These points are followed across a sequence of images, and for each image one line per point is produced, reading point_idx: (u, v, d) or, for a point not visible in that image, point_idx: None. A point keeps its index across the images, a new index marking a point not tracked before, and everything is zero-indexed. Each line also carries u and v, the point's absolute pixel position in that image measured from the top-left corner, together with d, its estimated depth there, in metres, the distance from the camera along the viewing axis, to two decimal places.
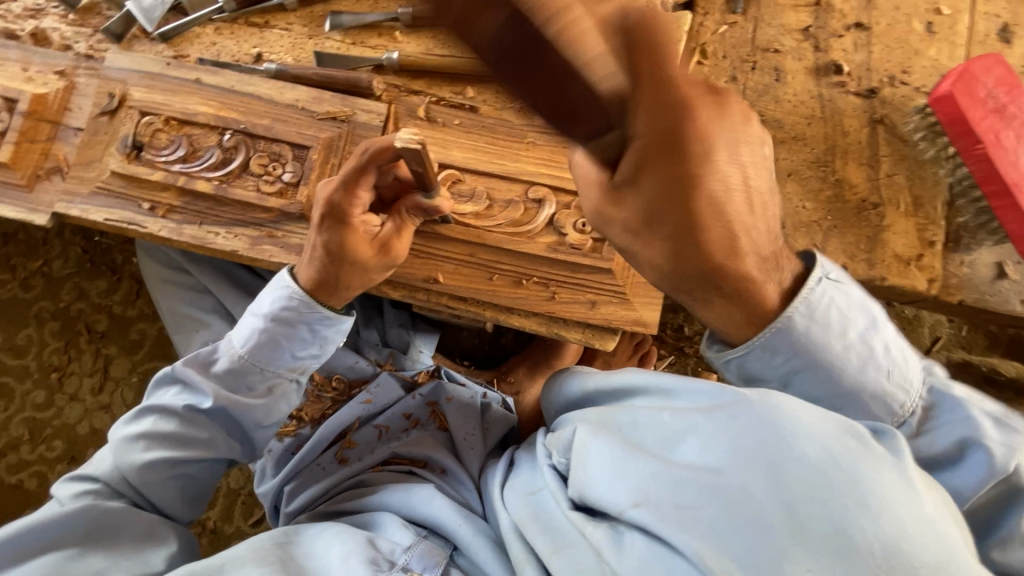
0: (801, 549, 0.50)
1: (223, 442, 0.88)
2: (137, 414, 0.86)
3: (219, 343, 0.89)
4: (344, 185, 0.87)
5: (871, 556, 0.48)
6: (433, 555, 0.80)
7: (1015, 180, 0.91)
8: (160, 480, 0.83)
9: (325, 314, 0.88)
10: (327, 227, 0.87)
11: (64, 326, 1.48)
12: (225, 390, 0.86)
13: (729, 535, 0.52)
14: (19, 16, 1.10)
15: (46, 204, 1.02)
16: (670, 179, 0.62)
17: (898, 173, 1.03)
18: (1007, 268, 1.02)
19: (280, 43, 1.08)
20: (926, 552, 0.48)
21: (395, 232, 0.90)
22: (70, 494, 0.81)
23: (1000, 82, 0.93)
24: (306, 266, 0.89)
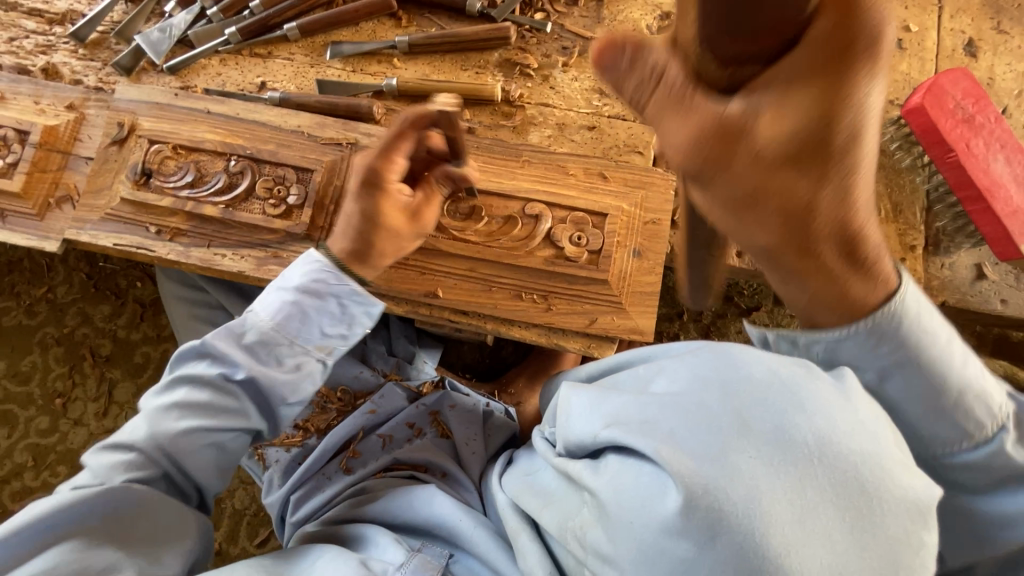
0: (745, 444, 0.50)
1: (254, 412, 0.89)
2: (168, 385, 0.87)
3: (247, 315, 0.89)
4: (382, 154, 0.86)
5: (806, 446, 0.49)
6: (427, 569, 0.79)
7: (987, 186, 0.95)
8: (194, 448, 0.84)
9: (353, 289, 0.90)
10: (363, 196, 0.88)
11: (69, 351, 1.49)
12: (257, 362, 0.87)
13: (687, 438, 0.51)
14: (30, 52, 1.15)
15: (57, 231, 1.05)
16: (810, 151, 0.53)
17: (877, 181, 1.08)
18: (986, 269, 1.07)
19: (284, 73, 1.13)
20: (869, 454, 0.50)
21: (424, 202, 0.94)
22: (104, 459, 0.82)
23: (966, 94, 0.98)
24: (341, 238, 0.93)
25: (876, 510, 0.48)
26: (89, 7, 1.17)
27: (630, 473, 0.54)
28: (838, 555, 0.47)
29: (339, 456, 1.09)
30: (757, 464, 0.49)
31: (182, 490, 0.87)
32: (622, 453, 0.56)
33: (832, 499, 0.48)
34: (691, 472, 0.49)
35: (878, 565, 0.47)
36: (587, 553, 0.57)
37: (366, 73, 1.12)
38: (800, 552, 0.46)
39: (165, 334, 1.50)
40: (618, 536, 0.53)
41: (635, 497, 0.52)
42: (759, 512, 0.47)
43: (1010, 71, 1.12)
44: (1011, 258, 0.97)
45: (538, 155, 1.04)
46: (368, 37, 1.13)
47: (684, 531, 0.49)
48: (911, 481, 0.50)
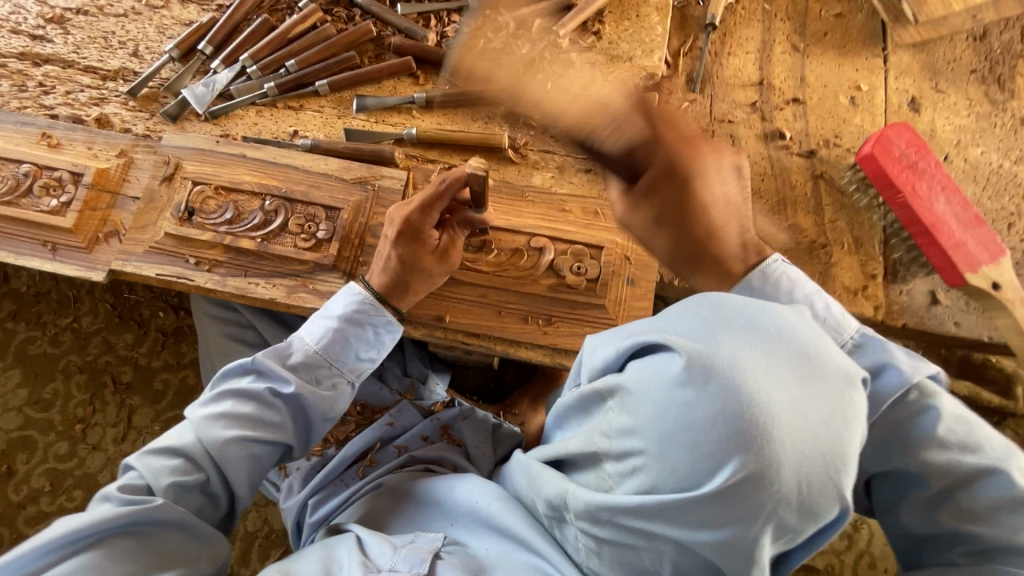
0: (729, 331, 0.59)
1: (291, 427, 0.98)
2: (214, 398, 0.95)
3: (294, 339, 1.00)
4: (422, 207, 1.03)
5: (773, 333, 0.59)
6: (420, 553, 0.89)
7: (932, 222, 1.10)
8: (237, 458, 0.91)
9: (388, 318, 1.04)
10: (403, 242, 1.04)
11: (90, 378, 1.56)
12: (302, 380, 0.97)
13: (683, 331, 0.61)
14: (85, 103, 1.28)
15: (103, 262, 1.15)
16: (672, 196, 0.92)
17: (840, 219, 1.23)
18: (939, 295, 1.20)
19: (314, 122, 1.27)
20: (818, 337, 0.61)
21: (451, 243, 1.08)
22: (152, 465, 0.88)
23: (910, 143, 1.14)
24: (378, 275, 1.05)
25: (824, 372, 0.58)
26: (140, 65, 1.32)
27: (647, 364, 0.63)
28: (796, 401, 0.56)
29: (357, 463, 1.20)
30: (740, 341, 0.58)
31: (217, 501, 0.93)
32: (629, 352, 0.65)
33: (793, 364, 0.57)
34: (689, 344, 0.60)
35: (828, 415, 0.57)
36: (609, 440, 0.66)
37: (388, 123, 1.26)
38: (771, 398, 0.56)
39: (185, 361, 1.58)
40: (632, 410, 0.63)
41: (645, 375, 0.62)
42: (743, 373, 0.56)
43: (949, 124, 1.30)
44: (958, 285, 1.11)
45: (541, 195, 1.18)
46: (389, 92, 1.28)
47: (683, 385, 0.58)
48: (850, 359, 0.60)
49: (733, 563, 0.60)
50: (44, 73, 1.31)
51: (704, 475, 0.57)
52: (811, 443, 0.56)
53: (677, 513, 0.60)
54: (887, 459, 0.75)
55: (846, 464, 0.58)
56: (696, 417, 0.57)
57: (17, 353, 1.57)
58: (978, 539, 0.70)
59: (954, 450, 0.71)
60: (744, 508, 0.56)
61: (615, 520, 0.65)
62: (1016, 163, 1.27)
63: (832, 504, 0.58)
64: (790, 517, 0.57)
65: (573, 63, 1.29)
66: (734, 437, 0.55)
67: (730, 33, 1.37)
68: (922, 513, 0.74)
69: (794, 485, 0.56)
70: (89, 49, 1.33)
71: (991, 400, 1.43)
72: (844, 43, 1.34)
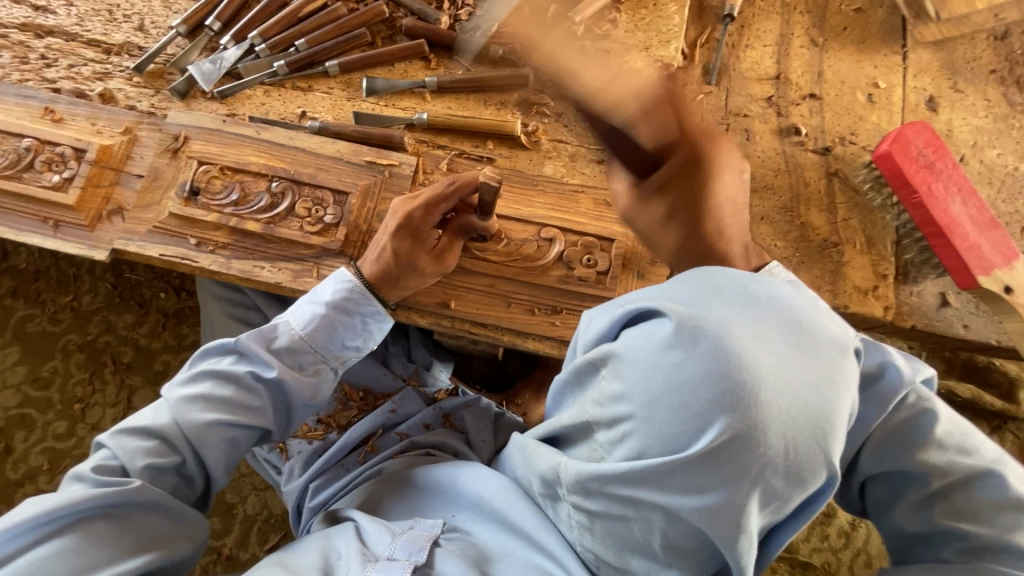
0: (719, 297, 0.53)
1: (271, 412, 0.96)
2: (191, 377, 0.93)
3: (280, 322, 0.98)
4: (427, 205, 1.02)
5: (765, 301, 0.53)
6: (418, 542, 0.88)
7: (946, 223, 1.09)
8: (215, 442, 0.90)
9: (377, 308, 1.02)
10: (401, 236, 1.02)
11: (90, 358, 1.55)
12: (285, 366, 0.95)
13: (672, 297, 0.55)
14: (88, 78, 1.26)
15: (106, 241, 1.13)
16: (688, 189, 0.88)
17: (853, 218, 1.22)
18: (949, 297, 1.19)
19: (322, 104, 1.25)
20: (809, 304, 0.54)
21: (449, 245, 1.06)
22: (126, 446, 0.86)
23: (927, 143, 1.12)
24: (370, 263, 1.03)
25: (816, 338, 0.51)
26: (146, 40, 1.29)
27: (633, 333, 0.56)
28: (786, 366, 0.49)
29: (358, 449, 1.19)
30: (728, 306, 0.52)
31: (193, 483, 0.93)
32: (618, 316, 0.58)
33: (783, 329, 0.51)
34: (677, 307, 0.53)
35: (819, 383, 0.50)
36: (599, 408, 0.58)
37: (397, 107, 1.24)
38: (757, 359, 0.49)
39: (185, 343, 1.57)
40: (620, 372, 0.55)
41: (634, 338, 0.55)
42: (729, 338, 0.49)
43: (966, 125, 1.28)
44: (970, 287, 1.10)
45: (553, 185, 1.16)
46: (400, 75, 1.26)
47: (670, 347, 0.51)
48: (843, 327, 0.54)
49: (719, 536, 0.52)
50: (47, 45, 1.28)
51: (688, 437, 0.50)
52: (799, 407, 0.49)
53: (664, 479, 0.52)
54: (881, 462, 0.70)
55: (836, 433, 0.51)
56: (681, 378, 0.50)
57: (15, 330, 1.56)
58: (970, 538, 0.68)
59: (953, 452, 0.69)
60: (729, 473, 0.49)
61: (604, 490, 0.57)
62: None
63: (822, 473, 0.51)
64: (777, 485, 0.50)
65: (588, 50, 1.27)
66: (719, 396, 0.49)
67: (748, 25, 1.34)
68: (914, 513, 0.71)
69: (782, 448, 0.49)
70: (93, 22, 1.30)
71: (993, 404, 1.44)
72: (863, 39, 1.32)
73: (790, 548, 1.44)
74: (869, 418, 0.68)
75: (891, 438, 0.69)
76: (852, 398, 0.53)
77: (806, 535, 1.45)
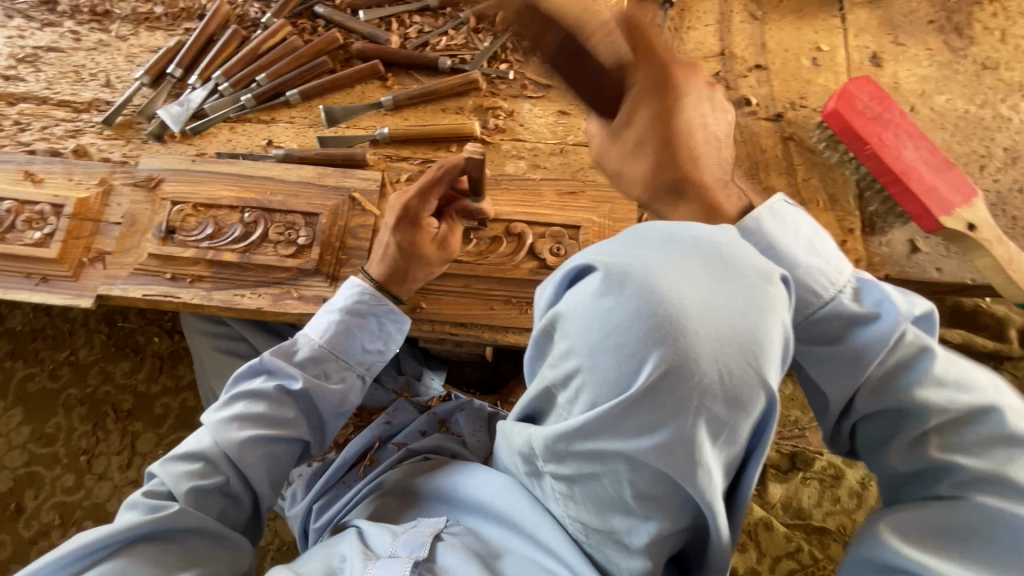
0: (644, 245, 0.53)
1: (303, 422, 0.99)
2: (226, 402, 0.97)
3: (300, 336, 1.02)
4: (420, 194, 1.06)
5: (684, 242, 0.53)
6: (418, 539, 0.88)
7: (901, 169, 1.11)
8: (255, 457, 0.93)
9: (390, 307, 1.04)
10: (401, 229, 1.06)
11: (91, 409, 1.57)
12: (310, 376, 0.98)
13: (603, 251, 0.55)
14: (61, 137, 1.31)
15: (91, 288, 1.15)
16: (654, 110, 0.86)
17: (813, 177, 1.24)
18: (918, 243, 1.21)
19: (286, 133, 1.29)
20: (732, 239, 0.55)
21: (450, 230, 1.09)
22: (172, 471, 0.89)
23: (872, 96, 1.16)
24: (377, 264, 1.07)
25: (738, 267, 0.52)
26: (113, 95, 1.34)
27: (574, 291, 0.54)
28: (710, 295, 0.49)
29: (358, 464, 1.20)
30: (652, 252, 0.52)
31: (239, 502, 0.94)
32: (558, 280, 0.57)
33: (706, 263, 0.51)
34: (606, 258, 0.53)
35: (747, 310, 0.50)
36: (551, 370, 0.56)
37: (359, 127, 1.28)
38: (680, 292, 0.49)
39: (183, 383, 1.60)
40: (564, 331, 0.54)
41: (572, 295, 0.54)
42: (653, 279, 0.49)
43: (912, 75, 1.31)
44: (935, 230, 1.11)
45: (515, 182, 1.19)
46: (357, 98, 1.31)
47: (601, 295, 0.51)
48: (765, 257, 0.54)
49: (678, 474, 0.51)
50: (20, 111, 1.33)
51: (629, 376, 0.49)
52: (728, 334, 0.49)
53: (615, 425, 0.51)
54: (880, 399, 0.66)
55: (769, 356, 0.50)
56: (615, 321, 0.50)
57: (16, 391, 1.58)
58: (963, 471, 0.61)
59: (949, 388, 0.64)
60: (672, 406, 0.49)
61: (571, 450, 0.56)
62: (982, 107, 1.28)
63: (762, 394, 0.51)
64: (721, 413, 0.50)
65: (534, 50, 1.32)
66: (649, 332, 0.48)
67: (688, 8, 1.39)
68: (907, 450, 0.66)
69: (717, 375, 0.48)
70: (61, 84, 1.35)
71: (985, 345, 1.44)
72: (800, 8, 1.37)
73: (802, 514, 1.40)
74: (866, 358, 0.66)
75: (887, 375, 0.66)
76: (785, 322, 0.52)
77: (817, 500, 1.41)
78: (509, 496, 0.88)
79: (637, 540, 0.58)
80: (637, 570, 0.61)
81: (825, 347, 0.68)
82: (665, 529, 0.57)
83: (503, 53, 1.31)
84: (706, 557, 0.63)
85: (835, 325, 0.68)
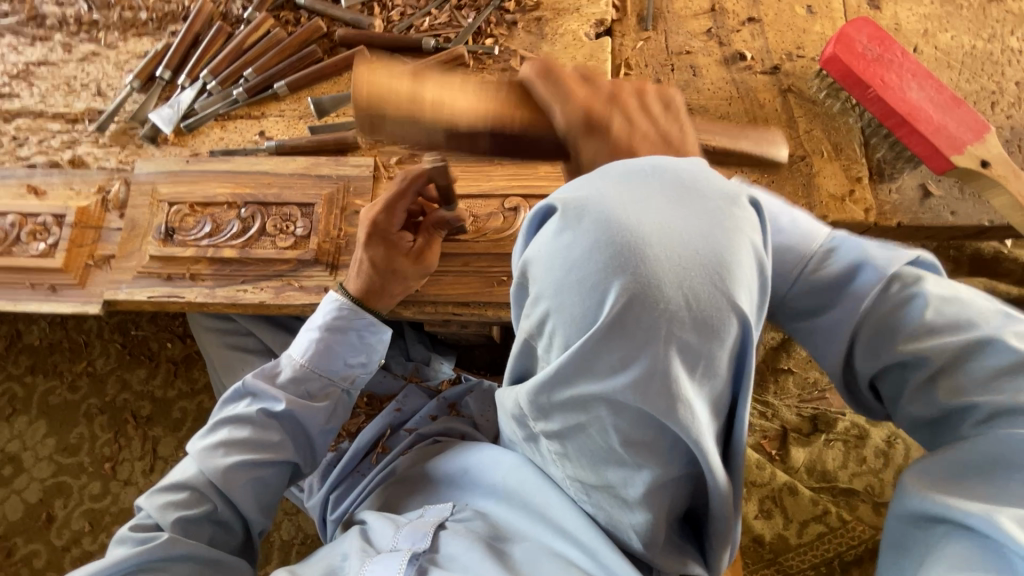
0: (602, 178, 0.51)
1: (291, 443, 1.00)
2: (211, 429, 0.98)
3: (282, 357, 1.02)
4: (387, 208, 1.05)
5: (642, 172, 0.51)
6: (421, 531, 0.87)
7: (908, 111, 1.07)
8: (242, 482, 0.94)
9: (370, 321, 1.04)
10: (373, 244, 1.05)
11: (112, 417, 1.60)
12: (292, 396, 0.99)
13: (563, 191, 0.53)
14: (59, 148, 1.32)
15: (97, 294, 1.16)
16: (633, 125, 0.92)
17: (815, 128, 1.20)
18: (930, 187, 1.16)
19: (277, 126, 1.29)
20: (695, 165, 0.52)
21: (426, 244, 1.09)
22: (158, 503, 0.90)
23: (871, 38, 1.12)
24: (354, 278, 1.05)
25: (699, 188, 0.49)
26: (105, 103, 1.35)
27: (537, 235, 0.53)
28: (668, 219, 0.47)
29: (371, 453, 1.20)
30: (609, 185, 0.50)
31: (229, 528, 0.95)
32: (525, 230, 0.56)
33: (664, 189, 0.49)
34: (564, 196, 0.51)
35: (710, 232, 0.47)
36: (525, 321, 0.55)
37: (348, 115, 1.28)
38: (637, 220, 0.47)
39: (198, 386, 1.61)
40: (531, 278, 0.53)
41: (536, 240, 0.52)
42: (610, 208, 0.48)
43: (913, 15, 1.26)
44: (947, 170, 1.07)
45: (509, 157, 1.18)
46: (345, 86, 1.30)
47: (560, 233, 0.49)
48: (730, 181, 0.51)
49: (659, 411, 0.49)
50: (17, 126, 1.35)
51: (594, 312, 0.47)
52: (691, 257, 0.46)
53: (588, 365, 0.50)
54: (874, 355, 0.60)
55: (738, 278, 0.47)
56: (575, 256, 0.48)
57: (39, 404, 1.62)
58: (981, 408, 0.55)
59: (943, 333, 0.57)
60: (640, 338, 0.47)
61: (553, 401, 0.54)
62: (990, 41, 1.23)
63: (736, 320, 0.48)
64: (693, 341, 0.47)
65: (519, 23, 1.31)
66: (608, 262, 0.46)
67: None
68: (921, 396, 0.59)
69: (684, 301, 0.46)
70: (55, 97, 1.37)
71: (1009, 290, 1.39)
72: None
73: (828, 476, 1.37)
74: (849, 319, 0.60)
75: (877, 328, 0.60)
76: (757, 245, 0.49)
77: (843, 462, 1.37)
78: (520, 476, 0.86)
79: (633, 492, 0.57)
80: (640, 523, 0.61)
81: (808, 321, 0.64)
82: (660, 477, 0.55)
83: (488, 28, 1.30)
84: (709, 506, 0.61)
85: (813, 295, 0.63)
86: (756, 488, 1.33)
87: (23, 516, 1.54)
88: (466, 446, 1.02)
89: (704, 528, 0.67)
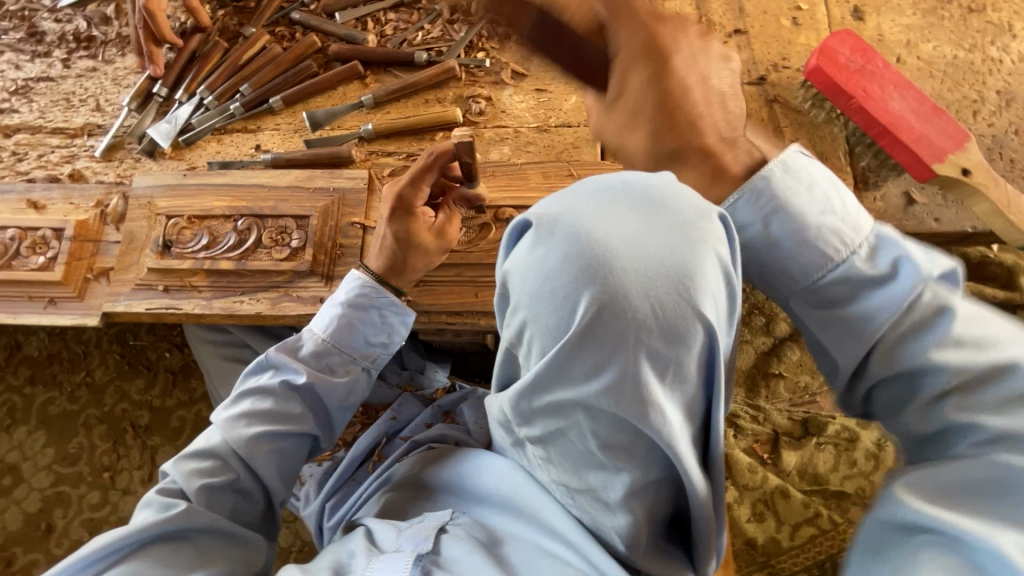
0: (574, 193, 0.53)
1: (311, 417, 1.01)
2: (236, 399, 0.99)
3: (304, 331, 1.03)
4: (413, 182, 1.06)
5: (612, 187, 0.53)
6: (422, 534, 0.88)
7: (889, 121, 1.09)
8: (263, 453, 0.95)
9: (392, 300, 1.05)
10: (397, 219, 1.06)
11: (111, 427, 1.61)
12: (314, 371, 1.00)
13: (538, 206, 0.55)
14: (57, 163, 1.34)
15: (96, 306, 1.18)
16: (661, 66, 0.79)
17: (801, 137, 1.22)
18: (914, 195, 1.19)
19: (273, 140, 1.32)
20: (665, 180, 0.54)
21: (448, 221, 1.09)
22: (183, 469, 0.90)
23: (854, 49, 1.14)
24: (375, 257, 1.06)
25: (665, 203, 0.51)
26: (103, 118, 1.37)
27: (515, 249, 0.55)
28: (636, 232, 0.49)
29: (367, 461, 1.22)
30: (580, 200, 0.52)
31: (252, 497, 0.96)
32: (504, 243, 0.58)
33: (633, 203, 0.51)
34: (539, 211, 0.53)
35: (675, 245, 0.49)
36: (505, 330, 0.57)
37: (344, 128, 1.30)
38: (606, 233, 0.49)
39: (196, 396, 1.63)
40: (510, 289, 0.55)
41: (514, 253, 0.54)
42: (580, 223, 0.50)
43: (896, 25, 1.28)
44: (929, 178, 1.10)
45: (501, 168, 1.20)
46: (339, 100, 1.32)
47: (534, 246, 0.51)
48: (699, 196, 0.53)
49: (632, 416, 0.51)
50: (16, 141, 1.37)
51: (567, 322, 0.49)
52: (658, 268, 0.48)
53: (564, 372, 0.52)
54: (894, 357, 0.60)
55: (704, 289, 0.49)
56: (548, 268, 0.50)
57: (39, 415, 1.63)
58: (986, 430, 0.54)
59: (970, 348, 0.57)
60: (611, 346, 0.49)
61: (533, 407, 0.56)
62: (971, 51, 1.26)
63: (702, 328, 0.50)
64: (662, 349, 0.49)
65: (510, 36, 1.33)
66: (579, 275, 0.48)
67: None
68: (925, 413, 0.59)
69: (651, 310, 0.48)
70: (54, 112, 1.39)
71: (994, 294, 1.41)
72: None
73: (819, 479, 1.38)
74: (871, 320, 0.61)
75: (902, 336, 0.60)
76: (723, 257, 0.51)
77: (834, 465, 1.38)
78: (513, 482, 0.87)
79: (614, 495, 0.59)
80: (623, 526, 0.63)
81: (827, 312, 0.64)
82: (638, 480, 0.56)
83: (479, 41, 1.33)
84: (689, 509, 0.62)
85: (839, 288, 0.63)
86: (748, 492, 1.35)
87: (22, 526, 1.55)
88: (462, 453, 1.03)
89: (688, 530, 0.68)
